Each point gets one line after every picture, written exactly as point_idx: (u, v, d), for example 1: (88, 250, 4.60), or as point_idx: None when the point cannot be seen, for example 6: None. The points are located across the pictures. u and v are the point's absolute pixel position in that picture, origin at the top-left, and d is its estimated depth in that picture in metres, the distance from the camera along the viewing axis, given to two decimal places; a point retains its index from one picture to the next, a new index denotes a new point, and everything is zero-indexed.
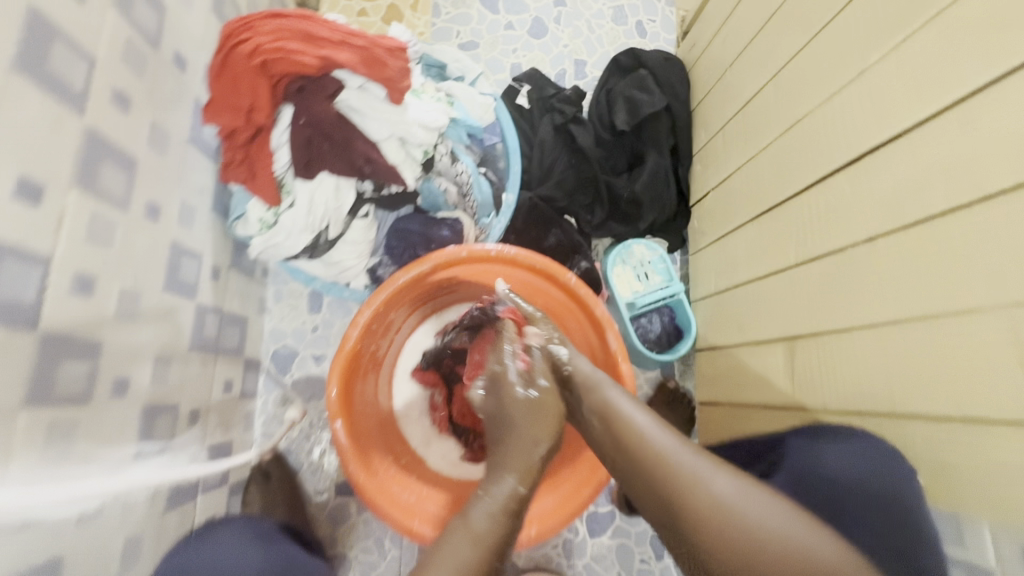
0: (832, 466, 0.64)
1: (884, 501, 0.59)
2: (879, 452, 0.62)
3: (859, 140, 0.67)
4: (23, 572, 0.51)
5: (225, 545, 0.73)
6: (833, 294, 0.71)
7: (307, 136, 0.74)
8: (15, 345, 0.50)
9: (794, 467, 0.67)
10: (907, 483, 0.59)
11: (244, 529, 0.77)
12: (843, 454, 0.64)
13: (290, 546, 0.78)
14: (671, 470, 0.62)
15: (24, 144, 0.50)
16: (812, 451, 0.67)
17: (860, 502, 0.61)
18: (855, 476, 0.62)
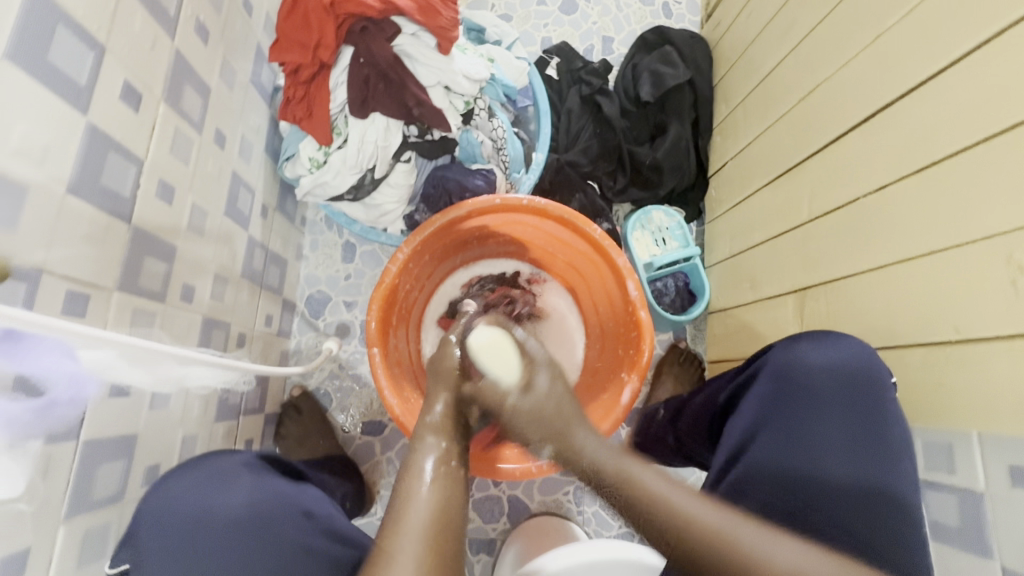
0: (809, 361, 0.70)
1: (859, 389, 0.67)
2: (854, 351, 0.69)
3: (874, 98, 0.73)
4: (108, 436, 0.57)
5: (209, 480, 0.62)
6: (844, 243, 0.76)
7: (364, 75, 0.80)
8: (114, 232, 0.56)
9: (772, 366, 0.72)
10: (882, 374, 0.67)
11: (235, 458, 0.67)
12: (821, 352, 0.70)
13: (279, 485, 0.65)
14: (697, 528, 0.55)
15: (129, 53, 0.56)
16: (786, 349, 0.72)
17: (837, 390, 0.68)
18: (833, 371, 0.69)
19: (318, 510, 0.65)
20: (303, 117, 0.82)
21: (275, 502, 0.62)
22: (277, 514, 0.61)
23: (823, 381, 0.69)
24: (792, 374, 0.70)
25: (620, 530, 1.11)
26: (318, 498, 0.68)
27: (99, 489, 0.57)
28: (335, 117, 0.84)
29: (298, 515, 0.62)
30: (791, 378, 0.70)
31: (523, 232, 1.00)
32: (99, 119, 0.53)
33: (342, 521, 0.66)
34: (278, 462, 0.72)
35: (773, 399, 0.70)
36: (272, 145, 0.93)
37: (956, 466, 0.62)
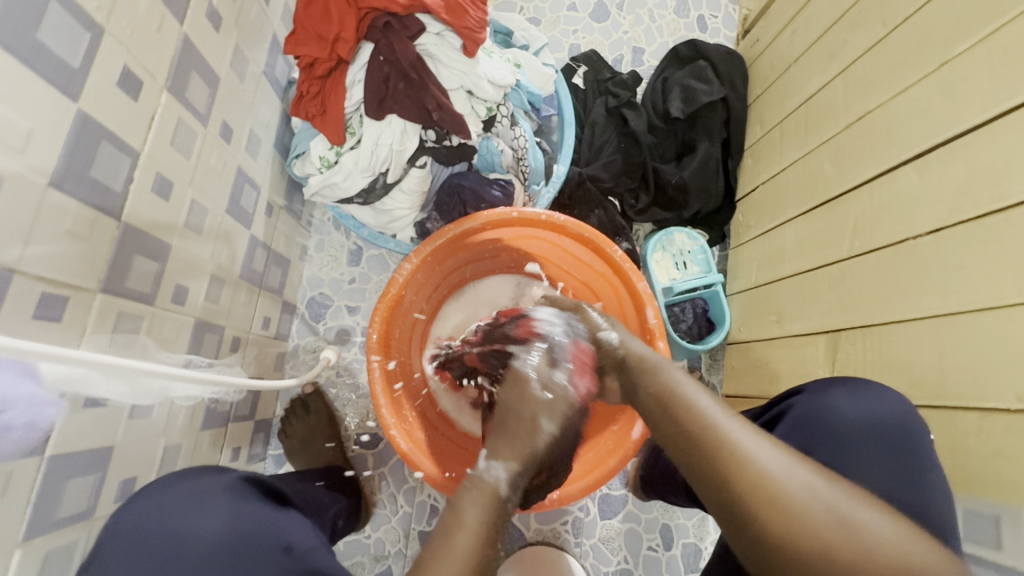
0: (839, 409, 0.62)
1: (895, 444, 0.59)
2: (891, 402, 0.61)
3: (932, 132, 0.67)
4: (77, 450, 0.52)
5: (187, 504, 0.57)
6: (889, 286, 0.71)
7: (384, 74, 0.75)
8: (101, 228, 0.52)
9: (802, 412, 0.64)
10: (919, 431, 0.59)
11: (217, 480, 0.62)
12: (853, 402, 0.62)
13: (261, 509, 0.61)
14: (743, 461, 0.50)
15: (132, 35, 0.52)
16: (814, 396, 0.65)
17: (871, 443, 0.60)
18: (867, 422, 0.61)
19: (299, 544, 0.60)
20: (317, 113, 0.78)
21: (255, 533, 0.57)
22: (256, 546, 0.56)
23: (854, 431, 0.61)
24: (820, 421, 0.62)
25: (619, 565, 1.05)
26: (302, 528, 0.64)
27: (63, 508, 0.52)
28: (349, 116, 0.79)
29: (279, 550, 0.57)
30: (818, 425, 0.62)
31: (538, 247, 0.95)
32: (92, 106, 0.48)
33: (324, 557, 0.61)
34: (262, 483, 0.67)
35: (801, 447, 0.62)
36: (282, 140, 0.88)
37: (1002, 539, 0.57)
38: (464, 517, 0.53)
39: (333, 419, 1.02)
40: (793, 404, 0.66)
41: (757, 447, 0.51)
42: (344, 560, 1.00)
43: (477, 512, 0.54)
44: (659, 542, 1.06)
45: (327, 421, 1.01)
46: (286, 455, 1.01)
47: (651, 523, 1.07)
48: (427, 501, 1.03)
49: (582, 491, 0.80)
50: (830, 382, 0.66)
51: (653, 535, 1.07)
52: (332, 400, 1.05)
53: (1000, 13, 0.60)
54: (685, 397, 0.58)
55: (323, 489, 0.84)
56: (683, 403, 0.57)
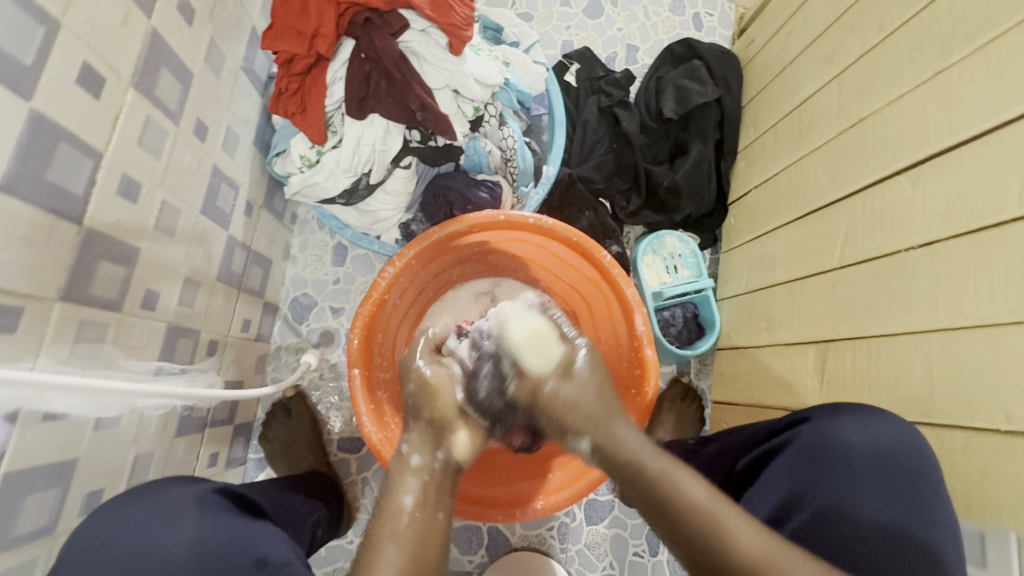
0: (846, 436, 0.61)
1: (900, 476, 0.58)
2: (898, 430, 0.59)
3: (927, 141, 0.66)
4: (34, 466, 0.50)
5: (152, 517, 0.55)
6: (880, 297, 0.70)
7: (366, 71, 0.73)
8: (60, 234, 0.49)
9: (806, 435, 0.63)
10: (925, 463, 0.57)
11: (187, 490, 0.59)
12: (859, 430, 0.60)
13: (232, 522, 0.58)
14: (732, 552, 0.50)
15: (93, 29, 0.49)
16: (817, 425, 0.63)
17: (876, 475, 0.59)
18: (873, 448, 0.59)
19: (275, 556, 0.57)
20: (296, 111, 0.75)
21: (225, 548, 0.54)
22: (225, 562, 0.53)
23: (860, 460, 0.59)
24: (826, 450, 0.61)
25: (604, 571, 1.04)
26: (277, 540, 0.60)
27: (22, 525, 0.50)
28: (331, 115, 0.76)
29: (250, 566, 0.54)
30: (824, 454, 0.61)
31: (527, 250, 0.93)
32: (47, 105, 0.46)
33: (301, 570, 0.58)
34: (232, 494, 0.64)
35: (807, 472, 0.61)
36: (262, 137, 0.85)
37: (988, 558, 0.56)
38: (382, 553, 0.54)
39: (315, 423, 1.00)
40: (798, 432, 0.64)
41: (685, 482, 0.56)
42: (326, 565, 0.99)
43: (410, 517, 0.58)
44: (645, 548, 1.06)
45: (308, 425, 0.99)
46: (267, 460, 0.98)
47: (637, 528, 1.06)
48: None
49: (567, 502, 0.80)
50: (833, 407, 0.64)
51: (640, 540, 1.06)
52: (314, 403, 1.03)
53: (999, 20, 0.59)
54: (621, 450, 0.62)
55: (302, 497, 0.81)
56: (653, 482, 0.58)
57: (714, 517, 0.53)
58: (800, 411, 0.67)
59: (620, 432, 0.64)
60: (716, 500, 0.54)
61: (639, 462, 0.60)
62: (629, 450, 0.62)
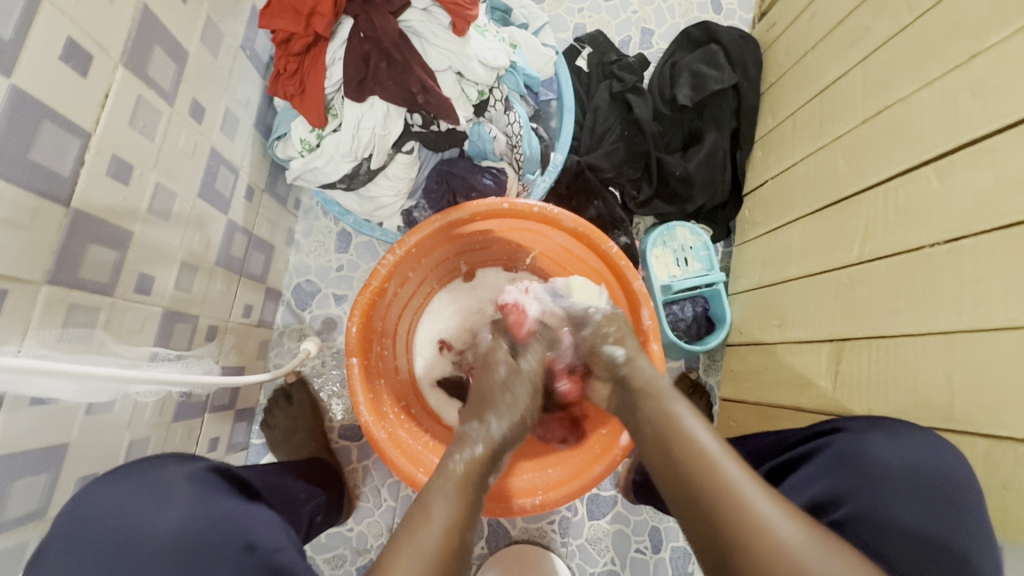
0: (880, 453, 0.57)
1: (934, 491, 0.54)
2: (933, 450, 0.56)
3: (958, 130, 0.62)
4: (17, 452, 0.49)
5: (141, 494, 0.54)
6: (900, 295, 0.66)
7: (365, 52, 0.70)
8: (46, 216, 0.48)
9: (836, 450, 0.61)
10: (960, 479, 0.54)
11: (183, 468, 0.58)
12: (893, 447, 0.58)
13: (226, 503, 0.56)
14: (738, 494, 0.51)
15: (76, 4, 0.47)
16: (854, 435, 0.60)
17: (908, 491, 0.55)
18: (907, 468, 0.56)
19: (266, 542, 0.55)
20: (295, 93, 0.73)
21: (216, 527, 0.53)
22: (214, 543, 0.52)
23: (893, 478, 0.56)
24: (858, 465, 0.58)
25: (605, 567, 1.03)
26: (272, 525, 0.59)
27: (10, 508, 0.50)
28: (330, 97, 0.74)
29: (239, 548, 0.52)
30: (855, 471, 0.58)
31: (531, 239, 0.90)
32: (28, 81, 0.44)
33: (293, 558, 0.56)
34: (234, 478, 0.64)
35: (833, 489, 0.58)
36: (263, 120, 0.84)
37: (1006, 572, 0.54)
38: (424, 527, 0.54)
39: (316, 410, 0.99)
40: (832, 440, 0.62)
41: (747, 486, 0.51)
42: (326, 552, 0.99)
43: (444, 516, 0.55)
44: (647, 545, 1.04)
45: (309, 412, 0.98)
46: (268, 446, 0.98)
47: (639, 525, 1.04)
48: (411, 495, 1.01)
49: (565, 498, 0.78)
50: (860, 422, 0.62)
51: (642, 537, 1.04)
52: (316, 391, 1.02)
53: None
54: (687, 433, 0.58)
55: (302, 483, 0.80)
56: (682, 437, 0.58)
57: (770, 531, 0.48)
58: (834, 421, 0.65)
59: (678, 406, 0.62)
60: (781, 515, 0.49)
61: (713, 459, 0.55)
62: (692, 440, 0.57)
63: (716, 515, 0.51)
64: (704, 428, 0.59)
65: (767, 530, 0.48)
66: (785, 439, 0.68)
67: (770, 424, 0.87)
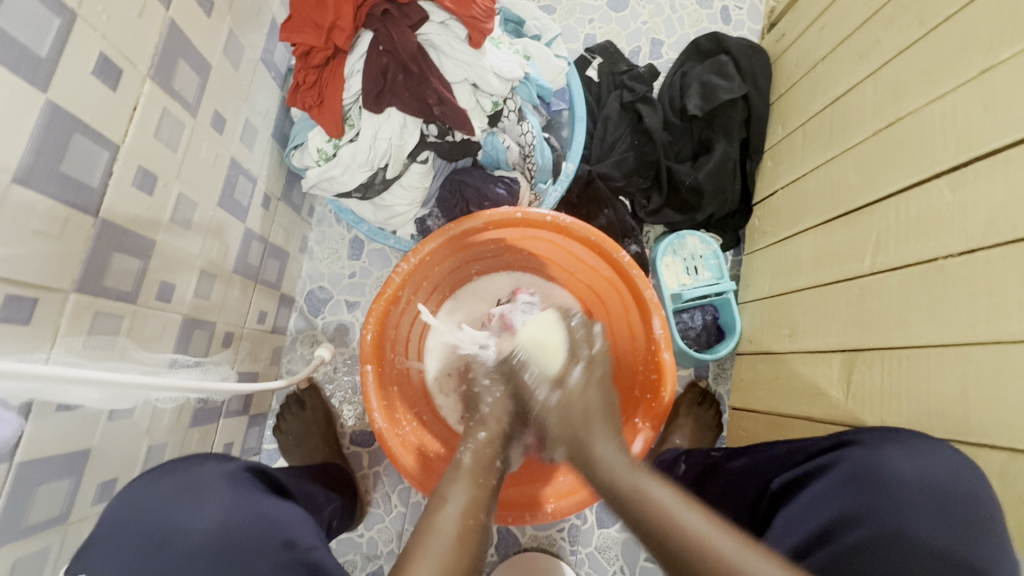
0: (898, 467, 0.57)
1: (951, 510, 0.55)
2: (952, 467, 0.56)
3: (972, 143, 0.62)
4: (42, 459, 0.50)
5: (182, 490, 0.55)
6: (913, 307, 0.67)
7: (383, 65, 0.71)
8: (75, 226, 0.49)
9: (851, 463, 0.60)
10: (979, 499, 0.54)
11: (219, 467, 0.59)
12: (912, 463, 0.57)
13: (262, 502, 0.57)
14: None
15: (108, 20, 0.49)
16: (868, 449, 0.60)
17: (926, 509, 0.55)
18: (926, 485, 0.56)
19: (302, 540, 0.56)
20: (313, 104, 0.74)
21: (254, 526, 0.54)
22: (254, 539, 0.53)
23: (912, 495, 0.56)
24: (874, 480, 0.58)
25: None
26: (304, 522, 0.60)
27: (35, 513, 0.51)
28: (347, 108, 0.75)
29: (278, 545, 0.53)
30: (873, 487, 0.57)
31: (543, 248, 0.91)
32: (62, 96, 0.45)
33: (327, 556, 0.57)
34: (265, 474, 0.65)
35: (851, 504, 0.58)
36: (280, 130, 0.85)
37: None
38: (440, 525, 0.54)
39: (328, 415, 1.00)
40: (846, 454, 0.61)
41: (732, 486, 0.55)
42: (337, 557, 0.99)
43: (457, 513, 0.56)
44: None
45: (321, 418, 0.99)
46: (281, 451, 0.99)
47: None
48: (421, 501, 1.01)
49: (576, 507, 0.77)
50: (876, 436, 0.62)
51: None
52: (327, 397, 1.03)
53: None
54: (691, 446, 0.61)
55: (319, 487, 0.81)
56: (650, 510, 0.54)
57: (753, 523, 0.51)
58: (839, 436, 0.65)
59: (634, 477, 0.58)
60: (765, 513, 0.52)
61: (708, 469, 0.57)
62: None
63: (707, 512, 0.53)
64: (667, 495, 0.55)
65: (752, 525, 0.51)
66: (798, 452, 0.68)
67: (782, 434, 0.87)
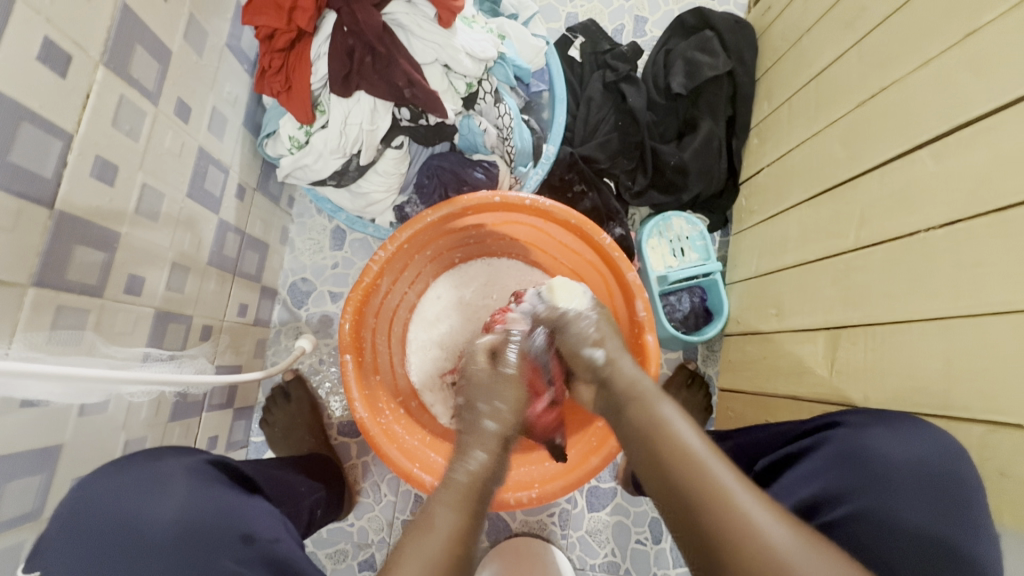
0: (884, 448, 0.57)
1: (936, 490, 0.54)
2: (939, 446, 0.56)
3: (954, 111, 0.61)
4: (7, 456, 0.50)
5: (141, 484, 0.54)
6: (895, 281, 0.66)
7: (349, 46, 0.70)
8: (29, 218, 0.48)
9: (839, 445, 0.60)
10: (966, 477, 0.54)
11: (181, 461, 0.59)
12: (898, 443, 0.57)
13: (225, 497, 0.57)
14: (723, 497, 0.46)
15: (53, 3, 0.47)
16: (852, 431, 0.60)
17: (907, 488, 0.55)
18: (911, 464, 0.56)
19: (263, 533, 0.56)
20: (281, 90, 0.73)
21: (213, 520, 0.53)
22: (211, 535, 0.52)
23: (897, 475, 0.55)
24: (861, 460, 0.57)
25: (606, 559, 1.03)
26: (270, 518, 0.60)
27: (2, 511, 0.51)
28: (317, 93, 0.74)
29: (237, 541, 0.53)
30: (859, 467, 0.57)
31: (525, 233, 0.90)
32: (5, 83, 0.44)
33: (290, 549, 0.57)
34: (229, 467, 0.64)
35: (838, 482, 0.57)
36: (252, 118, 0.83)
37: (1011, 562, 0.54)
38: (433, 521, 0.52)
39: (315, 406, 1.00)
40: (829, 436, 0.61)
41: (709, 458, 0.50)
42: (328, 547, 0.99)
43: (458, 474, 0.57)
44: (647, 536, 1.04)
45: (307, 409, 0.98)
46: (268, 443, 0.99)
47: (640, 516, 1.04)
48: (411, 490, 1.01)
49: (561, 490, 0.77)
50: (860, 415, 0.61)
51: (642, 528, 1.04)
52: (314, 388, 1.02)
53: None
54: (669, 429, 0.55)
55: (300, 476, 0.80)
56: (667, 435, 0.54)
57: (727, 496, 0.46)
58: (831, 416, 0.65)
59: (664, 408, 0.58)
60: (753, 495, 0.46)
61: (686, 451, 0.52)
62: (673, 435, 0.54)
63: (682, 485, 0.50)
64: (692, 430, 0.55)
65: (729, 501, 0.46)
66: (783, 433, 0.68)
67: (769, 414, 0.87)
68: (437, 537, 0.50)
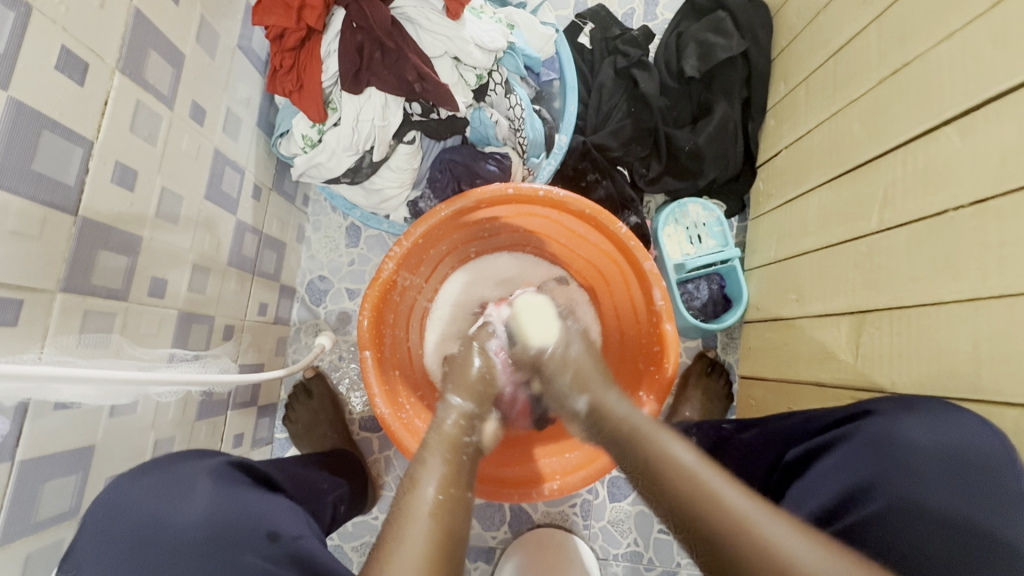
0: (913, 437, 0.55)
1: (973, 479, 0.53)
2: (969, 434, 0.54)
3: (983, 84, 0.58)
4: (45, 458, 0.51)
5: (166, 487, 0.55)
6: (922, 262, 0.64)
7: (359, 42, 0.70)
8: (55, 226, 0.49)
9: (866, 433, 0.58)
10: (999, 466, 0.52)
11: (203, 462, 0.60)
12: (927, 431, 0.55)
13: (248, 497, 0.57)
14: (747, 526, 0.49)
15: (67, 11, 0.48)
16: (883, 418, 0.58)
17: (945, 480, 0.53)
18: (941, 453, 0.54)
19: (285, 530, 0.56)
20: (293, 90, 0.73)
21: (239, 522, 0.54)
22: (237, 536, 0.53)
23: (926, 465, 0.54)
24: (888, 448, 0.56)
25: (629, 548, 1.03)
26: (294, 516, 0.60)
27: (42, 510, 0.52)
28: (329, 91, 0.74)
29: (262, 539, 0.54)
30: (887, 455, 0.56)
31: (540, 225, 0.89)
32: (24, 92, 0.45)
33: (313, 545, 0.57)
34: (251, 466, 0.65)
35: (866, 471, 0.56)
36: (265, 119, 0.84)
37: None
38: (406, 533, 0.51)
39: (337, 403, 1.01)
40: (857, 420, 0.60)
41: (720, 487, 0.52)
42: (353, 540, 1.01)
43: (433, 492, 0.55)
44: None
45: (328, 405, 1.00)
46: (292, 439, 1.01)
47: None
48: None
49: (582, 482, 0.77)
50: (888, 404, 0.60)
51: None
52: (334, 384, 1.04)
53: None
54: (667, 460, 0.57)
55: (324, 473, 0.81)
56: (667, 471, 0.56)
57: (739, 521, 0.49)
58: (863, 403, 0.62)
59: (655, 436, 0.60)
60: (748, 506, 0.50)
61: (690, 473, 0.54)
62: (672, 464, 0.56)
63: (703, 525, 0.51)
64: (685, 453, 0.57)
65: (747, 527, 0.49)
66: (811, 422, 0.66)
67: (793, 401, 0.85)
68: (414, 525, 0.51)
